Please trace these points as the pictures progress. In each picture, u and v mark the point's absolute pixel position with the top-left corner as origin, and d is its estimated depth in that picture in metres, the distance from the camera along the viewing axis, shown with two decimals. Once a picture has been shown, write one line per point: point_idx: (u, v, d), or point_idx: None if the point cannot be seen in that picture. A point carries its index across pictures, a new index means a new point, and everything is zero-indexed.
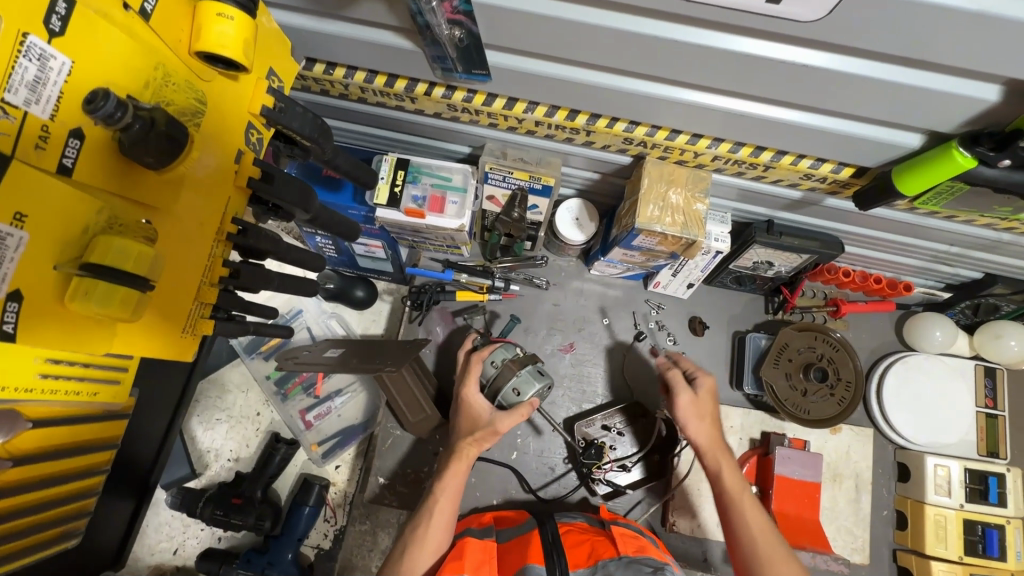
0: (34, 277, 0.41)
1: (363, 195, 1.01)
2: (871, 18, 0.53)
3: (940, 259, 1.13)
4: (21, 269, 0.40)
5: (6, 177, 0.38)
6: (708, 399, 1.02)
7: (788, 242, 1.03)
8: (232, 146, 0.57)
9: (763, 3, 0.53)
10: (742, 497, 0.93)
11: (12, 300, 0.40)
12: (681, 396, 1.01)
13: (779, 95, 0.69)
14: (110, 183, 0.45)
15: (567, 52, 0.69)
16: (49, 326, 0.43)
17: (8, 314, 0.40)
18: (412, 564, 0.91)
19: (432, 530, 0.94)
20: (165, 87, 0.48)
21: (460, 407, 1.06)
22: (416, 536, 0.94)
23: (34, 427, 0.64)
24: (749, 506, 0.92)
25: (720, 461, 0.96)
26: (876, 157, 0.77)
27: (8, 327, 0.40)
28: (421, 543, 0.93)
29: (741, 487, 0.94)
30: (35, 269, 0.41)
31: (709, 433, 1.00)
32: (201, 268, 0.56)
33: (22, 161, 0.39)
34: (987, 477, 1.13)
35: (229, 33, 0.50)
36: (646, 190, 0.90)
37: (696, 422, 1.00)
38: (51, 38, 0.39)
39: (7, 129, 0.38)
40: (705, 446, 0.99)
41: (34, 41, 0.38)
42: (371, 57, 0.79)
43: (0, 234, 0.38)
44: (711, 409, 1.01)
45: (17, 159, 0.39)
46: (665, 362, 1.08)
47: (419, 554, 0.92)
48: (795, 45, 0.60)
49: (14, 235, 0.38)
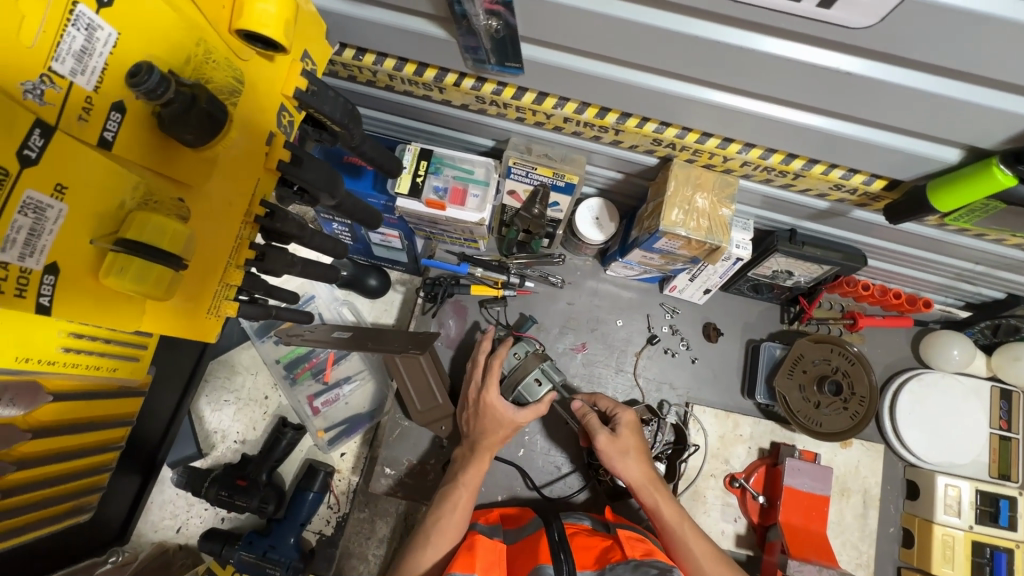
0: (70, 250, 0.40)
1: (384, 183, 1.00)
2: (924, 26, 0.52)
3: (963, 277, 1.11)
4: (58, 242, 0.39)
5: (50, 149, 0.37)
6: (627, 434, 1.01)
7: (810, 252, 1.02)
8: (264, 127, 0.56)
9: (813, 7, 0.52)
10: (684, 527, 0.95)
11: (48, 273, 0.39)
12: (602, 439, 1.00)
13: (818, 103, 0.68)
14: (147, 159, 0.45)
15: (604, 47, 0.68)
16: (81, 300, 0.42)
17: (44, 287, 0.39)
18: (434, 554, 0.94)
19: (454, 521, 0.97)
20: (205, 64, 0.48)
21: (483, 410, 1.05)
22: (439, 527, 0.97)
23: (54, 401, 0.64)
24: (691, 535, 0.95)
25: (654, 495, 0.97)
26: (911, 170, 0.75)
27: (45, 299, 0.40)
28: (442, 533, 0.96)
29: (679, 516, 0.96)
30: (72, 242, 0.40)
31: (639, 468, 0.99)
32: (227, 250, 0.55)
33: (65, 132, 0.39)
34: (998, 499, 1.12)
35: (271, 11, 0.49)
36: (672, 194, 0.89)
37: (622, 459, 0.99)
38: (99, 8, 0.39)
39: (53, 99, 0.38)
40: (636, 483, 0.99)
41: (83, 11, 0.38)
42: (402, 44, 0.78)
43: (40, 206, 0.38)
44: (633, 443, 1.01)
45: (61, 130, 0.38)
46: (581, 408, 1.07)
47: (440, 544, 0.95)
48: (840, 52, 0.59)
49: (53, 207, 0.38)
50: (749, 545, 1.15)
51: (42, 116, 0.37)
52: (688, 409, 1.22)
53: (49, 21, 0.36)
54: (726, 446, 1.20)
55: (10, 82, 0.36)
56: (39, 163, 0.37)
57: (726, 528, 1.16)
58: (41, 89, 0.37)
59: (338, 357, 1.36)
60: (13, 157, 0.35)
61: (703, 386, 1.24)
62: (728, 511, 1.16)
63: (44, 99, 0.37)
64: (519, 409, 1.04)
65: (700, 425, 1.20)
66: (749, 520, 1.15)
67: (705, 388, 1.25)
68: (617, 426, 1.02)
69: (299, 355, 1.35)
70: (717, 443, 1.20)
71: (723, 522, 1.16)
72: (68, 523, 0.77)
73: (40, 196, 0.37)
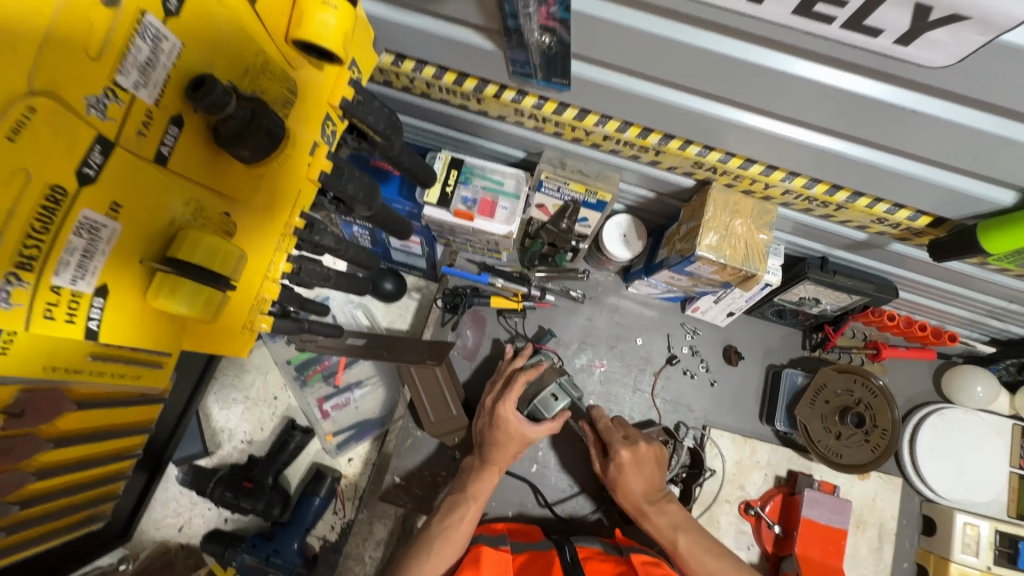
0: (120, 271, 0.39)
1: (411, 191, 0.97)
2: (1001, 69, 0.50)
3: (992, 314, 1.10)
4: (109, 263, 0.38)
5: (109, 166, 0.36)
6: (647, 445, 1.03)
7: (841, 282, 1.00)
8: (309, 137, 0.53)
9: (890, 44, 0.50)
10: (698, 541, 0.96)
11: (98, 296, 0.38)
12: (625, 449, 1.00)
13: (874, 138, 0.66)
14: (197, 174, 0.43)
15: (658, 69, 0.66)
16: (127, 322, 0.41)
17: (93, 311, 0.38)
18: (437, 561, 0.91)
19: (460, 529, 0.94)
20: (261, 75, 0.46)
21: (495, 423, 1.01)
22: (444, 533, 0.94)
23: (79, 410, 0.60)
24: (705, 549, 0.95)
25: (673, 507, 0.98)
26: (961, 209, 0.73)
27: (93, 323, 0.38)
28: (447, 540, 0.93)
29: (694, 530, 0.97)
30: (123, 263, 0.39)
31: (657, 479, 1.00)
32: (264, 266, 0.53)
33: (123, 147, 0.37)
34: (1017, 540, 1.10)
35: (330, 22, 0.48)
36: (709, 218, 0.87)
37: (643, 469, 1.00)
38: (165, 18, 0.38)
39: (115, 113, 0.36)
40: (654, 495, 0.99)
41: (151, 21, 0.37)
42: (446, 54, 0.76)
43: (95, 227, 0.36)
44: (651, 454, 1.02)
45: (120, 145, 0.37)
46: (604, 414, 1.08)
47: (444, 552, 0.92)
48: (908, 89, 0.57)
49: (106, 227, 0.37)
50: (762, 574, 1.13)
51: (104, 133, 0.36)
52: (705, 432, 1.20)
53: (118, 31, 0.35)
54: (742, 472, 1.18)
55: (75, 98, 0.34)
56: (98, 180, 0.36)
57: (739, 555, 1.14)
58: (105, 103, 0.35)
59: (349, 361, 1.34)
60: (73, 175, 0.34)
61: (721, 410, 1.23)
62: (742, 539, 1.14)
63: (106, 114, 0.36)
64: (534, 424, 1.02)
65: (717, 449, 1.19)
66: (763, 549, 1.14)
67: (723, 412, 1.23)
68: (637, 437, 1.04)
69: (310, 357, 1.33)
70: (733, 469, 1.18)
71: (737, 550, 1.14)
72: (82, 532, 0.79)
73: (95, 215, 0.36)
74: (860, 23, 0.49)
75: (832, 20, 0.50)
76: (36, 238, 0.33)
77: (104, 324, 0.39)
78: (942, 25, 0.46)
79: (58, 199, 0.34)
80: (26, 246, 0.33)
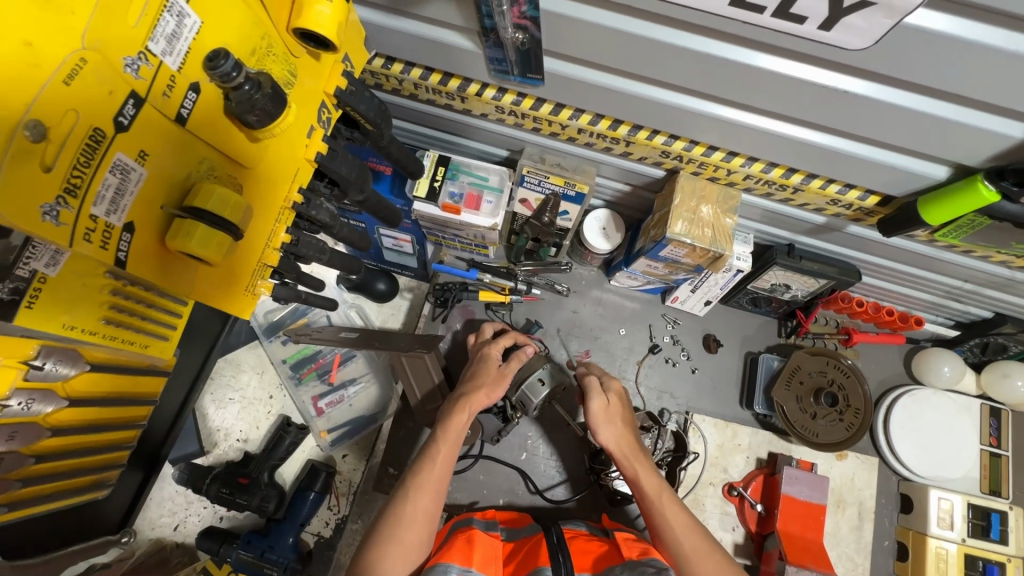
0: (145, 213, 0.46)
1: (402, 187, 1.03)
2: (910, 48, 0.57)
3: (952, 296, 1.16)
4: (136, 204, 0.45)
5: (140, 118, 0.43)
6: (615, 403, 1.03)
7: (807, 266, 1.06)
8: (307, 117, 0.60)
9: (814, 30, 0.58)
10: (658, 496, 0.91)
11: (126, 231, 0.44)
12: (593, 403, 1.04)
13: (816, 119, 0.73)
14: (211, 138, 0.50)
15: (619, 60, 0.74)
16: (146, 259, 0.47)
17: (122, 243, 0.44)
18: (416, 508, 0.85)
19: (433, 474, 0.89)
20: (266, 56, 0.53)
21: (478, 362, 1.06)
22: (418, 480, 0.88)
23: (90, 370, 0.71)
24: (663, 504, 0.90)
25: (631, 463, 0.95)
26: (902, 186, 0.81)
27: (122, 254, 0.45)
28: (421, 487, 0.87)
29: (656, 486, 0.92)
30: (147, 207, 0.46)
31: (621, 436, 0.99)
32: (268, 229, 0.58)
33: (152, 105, 0.44)
34: (990, 513, 1.14)
35: (326, 13, 0.54)
36: (678, 205, 0.94)
37: (603, 425, 1.01)
38: None
39: (146, 74, 0.42)
40: (616, 450, 0.98)
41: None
42: (431, 54, 0.84)
43: (127, 168, 0.43)
44: (618, 412, 1.02)
45: (149, 103, 0.43)
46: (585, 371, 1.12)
47: (421, 499, 0.86)
48: (837, 72, 0.65)
49: (136, 170, 0.44)
50: (747, 555, 1.16)
51: (137, 89, 0.42)
52: (688, 417, 1.25)
53: (152, 6, 0.42)
54: (724, 455, 1.22)
55: (114, 56, 0.40)
56: (130, 129, 0.42)
57: (724, 537, 1.17)
58: (138, 65, 0.42)
59: (344, 358, 1.39)
60: (110, 122, 0.41)
61: (703, 395, 1.28)
62: (726, 521, 1.18)
63: (139, 74, 0.42)
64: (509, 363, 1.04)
65: (699, 433, 1.23)
66: (746, 530, 1.17)
67: (704, 398, 1.28)
68: (607, 396, 1.05)
69: (306, 355, 1.38)
70: (716, 452, 1.22)
71: (721, 531, 1.17)
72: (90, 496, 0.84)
73: (127, 159, 0.43)
74: (787, 11, 0.56)
75: (762, 10, 0.57)
76: (80, 170, 0.39)
77: (131, 256, 0.45)
78: (856, 10, 0.53)
79: (99, 141, 0.40)
80: (72, 176, 0.39)
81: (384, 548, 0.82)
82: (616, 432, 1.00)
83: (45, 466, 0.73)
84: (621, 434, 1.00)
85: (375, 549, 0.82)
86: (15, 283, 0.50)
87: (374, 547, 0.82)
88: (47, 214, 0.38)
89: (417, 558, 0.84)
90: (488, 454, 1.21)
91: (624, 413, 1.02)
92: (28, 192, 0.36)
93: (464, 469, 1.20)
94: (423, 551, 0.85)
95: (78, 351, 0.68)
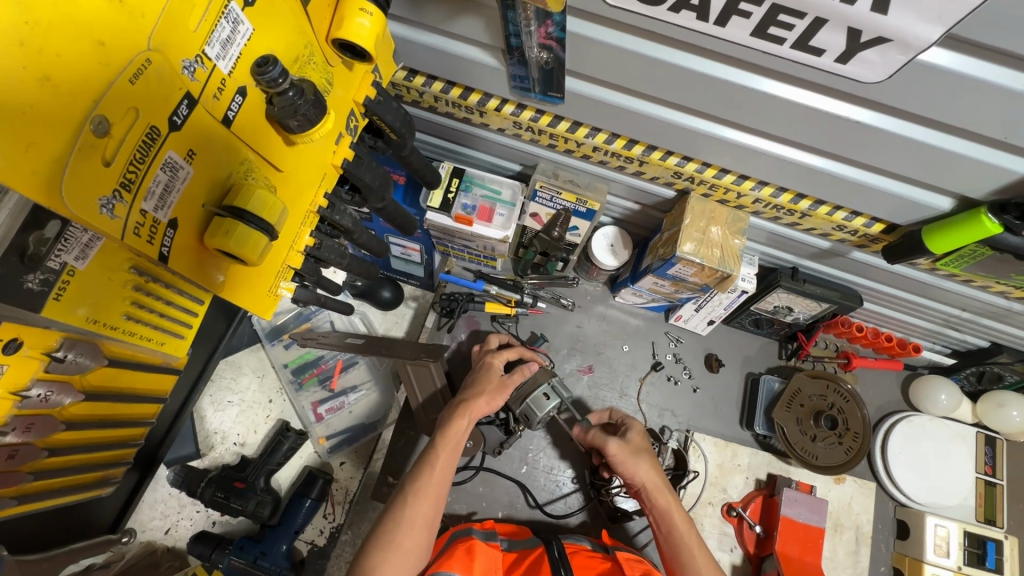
0: (187, 210, 0.47)
1: (416, 198, 1.05)
2: (922, 84, 0.60)
3: (949, 324, 1.18)
4: (180, 200, 0.47)
5: (191, 118, 0.45)
6: (638, 438, 1.01)
7: (811, 290, 1.08)
8: (337, 125, 0.62)
9: (831, 62, 0.60)
10: (689, 535, 0.92)
11: (170, 227, 0.46)
12: (612, 444, 0.99)
13: (826, 146, 0.76)
14: (251, 140, 0.53)
15: (638, 82, 0.77)
16: (185, 255, 0.49)
17: (166, 238, 0.46)
18: (415, 513, 0.85)
19: (432, 479, 0.88)
20: (306, 63, 0.55)
21: (481, 369, 1.07)
22: (417, 486, 0.88)
23: (107, 364, 0.73)
24: (696, 543, 0.91)
25: (666, 498, 0.95)
26: (907, 214, 0.83)
27: (165, 249, 0.46)
28: (421, 493, 0.87)
29: (687, 523, 0.93)
30: (189, 204, 0.48)
31: (654, 471, 0.97)
32: (293, 232, 0.60)
33: (204, 106, 0.46)
34: (984, 541, 1.15)
35: (365, 25, 0.56)
36: (687, 225, 0.96)
37: (633, 461, 0.98)
38: (244, 6, 0.47)
39: (202, 76, 0.45)
40: (648, 486, 0.96)
41: (233, 7, 0.46)
42: (455, 69, 0.87)
43: (176, 166, 0.45)
44: (644, 446, 1.00)
45: (201, 103, 0.46)
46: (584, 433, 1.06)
47: (420, 504, 0.86)
48: (849, 103, 0.67)
49: (183, 168, 0.46)
50: None
51: (191, 90, 0.44)
52: (688, 435, 1.25)
53: (211, 13, 0.44)
54: (724, 475, 1.22)
55: (176, 59, 0.42)
56: (181, 128, 0.44)
57: (721, 557, 1.16)
58: (194, 67, 0.44)
59: (346, 365, 1.39)
60: (165, 121, 0.43)
61: (704, 414, 1.28)
62: (725, 541, 1.17)
63: (194, 76, 0.44)
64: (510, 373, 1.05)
65: (700, 452, 1.23)
66: (744, 551, 1.16)
67: (706, 417, 1.28)
68: (629, 431, 1.03)
69: (309, 360, 1.38)
70: (716, 471, 1.22)
71: (720, 551, 1.16)
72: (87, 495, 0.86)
73: (177, 157, 0.45)
74: (806, 44, 0.59)
75: (782, 41, 0.60)
76: (135, 166, 0.41)
77: (172, 252, 0.47)
78: (872, 46, 0.55)
79: (154, 138, 0.42)
80: (128, 172, 0.41)
81: (383, 553, 0.81)
82: (645, 468, 0.97)
83: (52, 460, 0.75)
84: (648, 469, 0.97)
85: (374, 555, 0.81)
86: (45, 275, 0.52)
87: (373, 553, 0.81)
88: (105, 207, 0.39)
89: (416, 565, 0.84)
90: (489, 466, 1.21)
91: (646, 447, 1.00)
92: (89, 185, 0.38)
93: (465, 480, 1.19)
94: (421, 558, 0.85)
95: (98, 345, 0.70)
